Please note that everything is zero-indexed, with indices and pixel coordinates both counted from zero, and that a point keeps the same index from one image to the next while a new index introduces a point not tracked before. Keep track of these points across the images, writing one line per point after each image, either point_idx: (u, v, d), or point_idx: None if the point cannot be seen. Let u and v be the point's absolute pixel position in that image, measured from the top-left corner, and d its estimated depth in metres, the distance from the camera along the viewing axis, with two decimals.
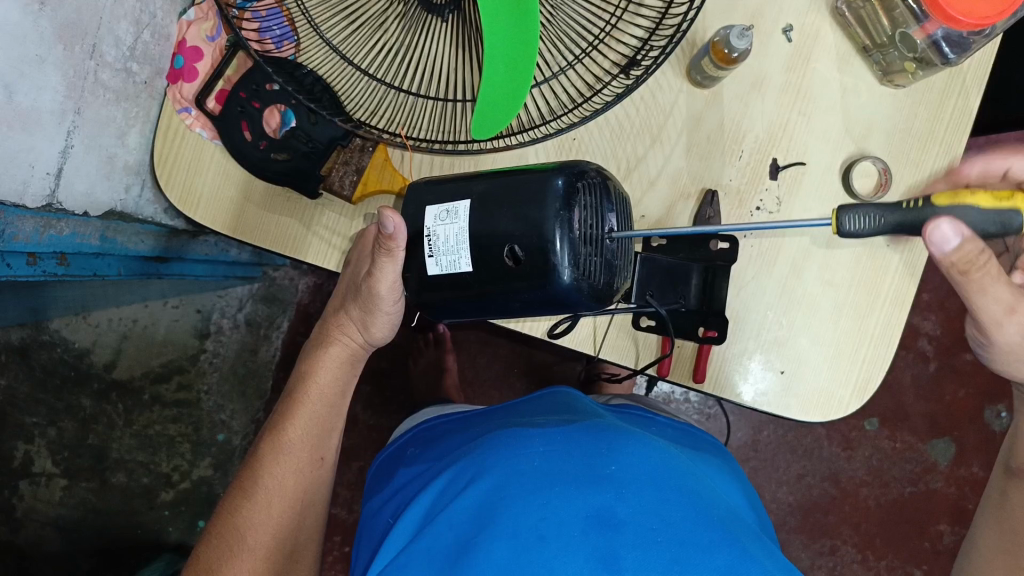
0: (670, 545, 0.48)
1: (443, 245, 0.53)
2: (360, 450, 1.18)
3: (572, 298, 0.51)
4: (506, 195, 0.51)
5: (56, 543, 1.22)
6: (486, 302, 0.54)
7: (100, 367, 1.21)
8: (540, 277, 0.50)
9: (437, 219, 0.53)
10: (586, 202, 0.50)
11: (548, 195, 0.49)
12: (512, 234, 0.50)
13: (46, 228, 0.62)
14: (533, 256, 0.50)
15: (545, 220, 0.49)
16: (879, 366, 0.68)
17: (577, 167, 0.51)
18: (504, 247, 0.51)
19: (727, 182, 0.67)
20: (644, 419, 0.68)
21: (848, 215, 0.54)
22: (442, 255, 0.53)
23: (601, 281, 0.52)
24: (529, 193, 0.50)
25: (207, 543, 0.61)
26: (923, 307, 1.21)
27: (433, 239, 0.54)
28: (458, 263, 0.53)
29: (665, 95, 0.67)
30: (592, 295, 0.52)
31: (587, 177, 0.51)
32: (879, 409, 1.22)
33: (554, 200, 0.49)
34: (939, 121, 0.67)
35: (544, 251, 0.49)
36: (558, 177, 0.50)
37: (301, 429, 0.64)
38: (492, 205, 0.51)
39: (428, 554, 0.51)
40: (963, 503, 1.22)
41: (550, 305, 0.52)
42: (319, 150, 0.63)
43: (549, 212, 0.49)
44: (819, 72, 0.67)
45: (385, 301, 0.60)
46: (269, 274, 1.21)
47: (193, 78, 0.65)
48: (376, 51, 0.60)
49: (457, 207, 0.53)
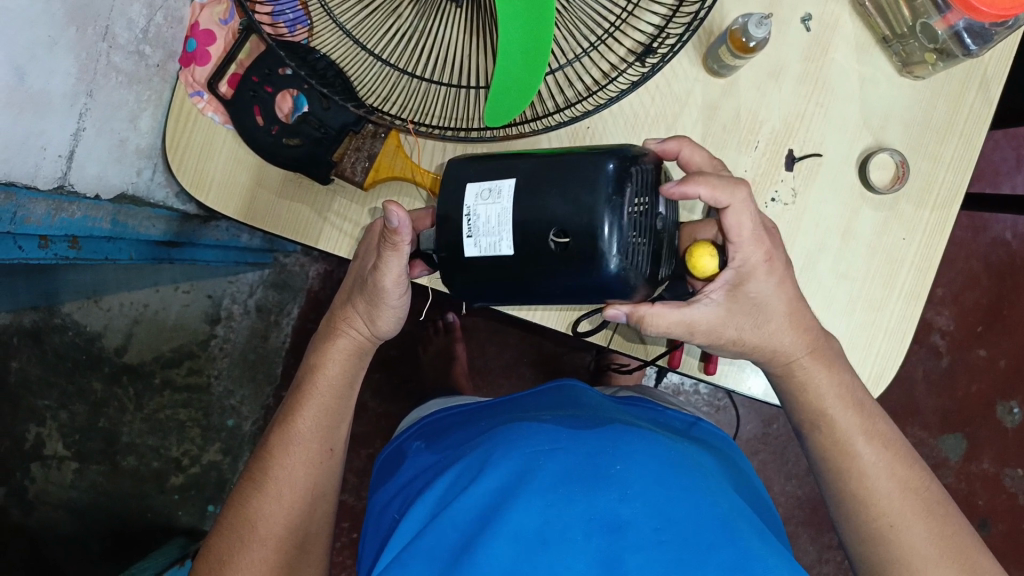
0: (671, 551, 0.47)
1: (483, 225, 0.51)
2: (370, 437, 1.18)
3: (616, 286, 0.50)
4: (553, 175, 0.50)
5: (67, 525, 1.23)
6: (506, 290, 0.53)
7: (111, 351, 1.22)
8: (587, 262, 0.49)
9: (478, 198, 0.52)
10: (639, 186, 0.50)
11: (600, 176, 0.49)
12: (561, 217, 0.49)
13: (57, 211, 0.62)
14: (581, 239, 0.49)
15: (596, 204, 0.48)
16: (893, 359, 0.67)
17: (628, 151, 0.51)
18: (548, 229, 0.50)
19: (742, 172, 0.66)
20: (656, 412, 0.68)
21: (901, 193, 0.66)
22: (482, 235, 0.51)
23: (647, 271, 0.51)
24: (581, 176, 0.49)
25: (219, 532, 0.61)
26: (937, 302, 1.20)
27: (473, 218, 0.52)
28: (499, 245, 0.51)
29: (681, 83, 0.66)
30: (638, 285, 0.51)
31: (640, 162, 0.51)
32: (890, 403, 1.20)
33: (607, 181, 0.49)
34: (958, 114, 0.66)
35: (593, 235, 0.48)
36: (612, 159, 0.49)
37: (310, 420, 0.63)
38: (540, 186, 0.50)
39: (432, 551, 0.50)
40: (973, 498, 1.21)
41: (588, 294, 0.51)
42: (331, 136, 0.63)
43: (601, 196, 0.48)
44: (837, 62, 0.66)
45: (390, 295, 0.59)
46: (280, 261, 1.20)
47: (206, 61, 0.64)
48: (390, 36, 0.59)
49: (502, 185, 0.51)
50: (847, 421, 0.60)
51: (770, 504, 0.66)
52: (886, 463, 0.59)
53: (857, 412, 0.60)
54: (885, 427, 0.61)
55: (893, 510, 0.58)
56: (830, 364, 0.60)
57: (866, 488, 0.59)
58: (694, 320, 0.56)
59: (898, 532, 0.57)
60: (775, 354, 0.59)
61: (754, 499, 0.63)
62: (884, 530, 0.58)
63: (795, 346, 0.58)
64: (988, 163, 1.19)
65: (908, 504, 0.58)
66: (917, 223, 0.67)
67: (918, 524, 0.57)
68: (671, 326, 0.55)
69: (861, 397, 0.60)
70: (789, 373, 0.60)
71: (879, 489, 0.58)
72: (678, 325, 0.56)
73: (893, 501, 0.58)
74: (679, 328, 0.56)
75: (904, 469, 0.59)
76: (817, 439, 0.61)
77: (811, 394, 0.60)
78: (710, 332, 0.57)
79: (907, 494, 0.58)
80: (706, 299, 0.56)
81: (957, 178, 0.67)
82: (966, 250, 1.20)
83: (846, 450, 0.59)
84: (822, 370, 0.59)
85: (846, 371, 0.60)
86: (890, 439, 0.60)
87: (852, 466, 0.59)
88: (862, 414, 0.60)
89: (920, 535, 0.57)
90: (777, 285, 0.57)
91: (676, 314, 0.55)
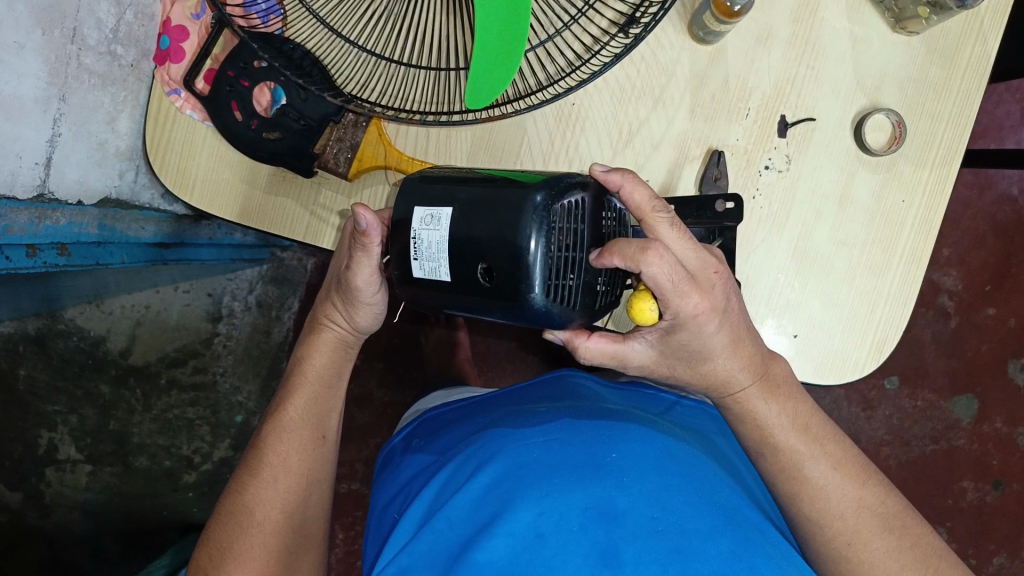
0: (669, 535, 0.47)
1: (426, 250, 0.51)
2: (376, 428, 1.18)
3: (547, 319, 0.50)
4: (488, 203, 0.49)
5: (83, 527, 1.24)
6: (465, 307, 0.53)
7: (116, 354, 1.21)
8: (514, 298, 0.49)
9: (422, 223, 0.51)
10: (564, 219, 0.49)
11: (526, 210, 0.48)
12: (487, 254, 0.49)
13: (41, 219, 0.61)
14: (506, 277, 0.48)
15: (518, 241, 0.47)
16: (895, 327, 0.66)
17: (558, 182, 0.49)
18: (477, 263, 0.49)
19: (734, 142, 0.65)
20: (642, 396, 0.67)
21: (874, 135, 0.65)
22: (425, 259, 0.51)
23: (580, 303, 0.51)
24: (507, 207, 0.48)
25: (217, 521, 0.60)
26: (943, 263, 1.18)
27: (418, 242, 0.51)
28: (439, 271, 0.51)
29: (666, 54, 0.64)
30: (569, 316, 0.51)
31: (570, 193, 0.49)
32: (899, 366, 1.18)
33: (530, 218, 0.47)
34: (955, 69, 0.64)
35: (516, 273, 0.48)
36: (538, 193, 0.48)
37: (301, 408, 0.63)
38: (475, 215, 0.49)
39: (431, 555, 0.49)
40: (986, 459, 1.20)
41: (526, 322, 0.51)
42: (313, 127, 0.61)
43: (523, 232, 0.47)
44: (827, 21, 0.64)
45: (366, 293, 0.58)
46: (277, 255, 1.19)
47: (180, 58, 0.62)
48: (365, 19, 0.57)
49: (442, 213, 0.51)
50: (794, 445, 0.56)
51: (759, 488, 0.63)
52: (838, 483, 0.56)
53: (801, 436, 0.56)
54: (835, 446, 0.57)
55: (850, 529, 0.55)
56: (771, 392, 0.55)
57: (820, 510, 0.56)
58: (628, 355, 0.53)
59: (856, 550, 0.55)
60: (711, 385, 0.55)
61: (744, 480, 0.61)
62: (842, 549, 0.56)
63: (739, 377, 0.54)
64: (992, 120, 1.16)
65: (864, 521, 0.55)
66: (916, 184, 0.65)
67: (876, 540, 0.55)
68: (606, 360, 0.53)
69: (806, 420, 0.56)
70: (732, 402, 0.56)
71: (833, 510, 0.56)
72: (611, 358, 0.53)
73: (847, 521, 0.55)
74: (612, 361, 0.53)
75: (857, 488, 0.56)
76: (765, 464, 0.57)
77: (750, 423, 0.56)
78: (643, 367, 0.55)
79: (862, 513, 0.56)
80: (640, 338, 0.53)
81: (956, 138, 0.65)
82: (973, 208, 1.18)
83: (794, 475, 0.56)
84: (761, 399, 0.55)
85: (789, 397, 0.56)
86: (842, 458, 0.57)
87: (803, 491, 0.56)
88: (807, 439, 0.56)
89: (878, 551, 0.55)
90: (714, 331, 0.51)
91: (609, 348, 0.52)
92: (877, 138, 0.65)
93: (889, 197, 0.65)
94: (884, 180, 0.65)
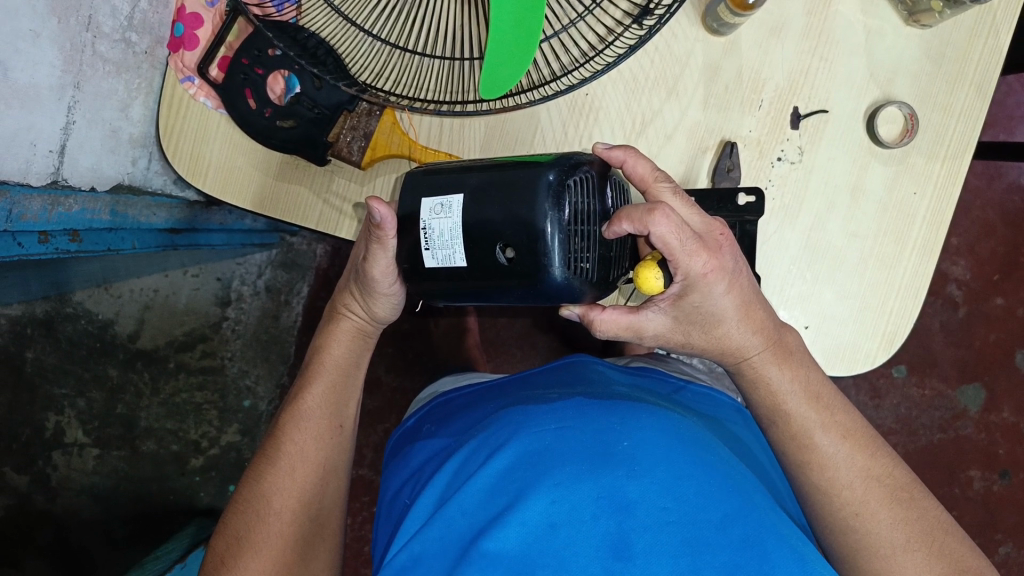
0: (680, 526, 0.47)
1: (438, 239, 0.51)
2: (384, 413, 1.18)
3: (565, 295, 0.50)
4: (499, 186, 0.50)
5: (92, 510, 1.25)
6: (482, 294, 0.53)
7: (124, 338, 1.22)
8: (532, 276, 0.49)
9: (432, 212, 0.51)
10: (577, 196, 0.50)
11: (540, 189, 0.48)
12: (502, 232, 0.49)
13: (54, 206, 0.62)
14: (525, 255, 0.49)
15: (535, 217, 0.48)
16: (907, 317, 0.66)
17: (567, 160, 0.50)
18: (497, 246, 0.50)
19: (747, 133, 0.65)
20: (651, 378, 0.67)
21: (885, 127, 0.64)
22: (438, 248, 0.52)
23: (595, 275, 0.52)
24: (519, 188, 0.49)
25: (232, 510, 0.61)
26: (953, 252, 1.18)
27: (429, 232, 0.52)
28: (453, 258, 0.51)
29: (681, 44, 0.64)
30: (586, 290, 0.51)
31: (579, 170, 0.50)
32: (907, 355, 1.19)
33: (544, 195, 0.48)
34: (969, 60, 0.64)
35: (536, 250, 0.48)
36: (551, 171, 0.49)
37: (317, 397, 0.64)
38: (487, 196, 0.50)
39: (442, 546, 0.50)
40: (993, 448, 1.20)
41: (542, 302, 0.51)
42: (325, 116, 0.61)
43: (540, 208, 0.48)
44: (841, 14, 0.64)
45: (382, 285, 0.58)
46: (287, 240, 1.19)
47: (194, 45, 0.62)
48: (379, 9, 0.57)
49: (452, 201, 0.51)
50: (803, 414, 0.55)
51: (773, 470, 0.64)
52: (846, 454, 0.55)
53: (812, 403, 0.55)
54: (845, 416, 0.56)
55: (857, 499, 0.54)
56: (784, 361, 0.55)
57: (828, 480, 0.55)
58: (643, 326, 0.53)
59: (863, 521, 0.54)
60: (725, 352, 0.55)
61: (755, 464, 0.61)
62: (849, 519, 0.55)
63: (748, 346, 0.54)
64: (1002, 110, 1.16)
65: (872, 492, 0.54)
66: (928, 177, 0.65)
67: (884, 511, 0.54)
68: (620, 332, 0.53)
69: (817, 389, 0.56)
70: (742, 371, 0.56)
71: (841, 478, 0.55)
72: (625, 330, 0.53)
73: (855, 490, 0.54)
74: (626, 333, 0.53)
75: (865, 457, 0.55)
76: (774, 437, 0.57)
77: (762, 389, 0.56)
78: (658, 336, 0.54)
79: (870, 483, 0.55)
80: (655, 308, 0.52)
81: (969, 129, 0.65)
82: (982, 198, 1.18)
83: (803, 442, 0.55)
84: (773, 365, 0.55)
85: (802, 364, 0.56)
86: (851, 428, 0.56)
87: (812, 459, 0.55)
88: (818, 406, 0.56)
89: (885, 522, 0.54)
90: (724, 291, 0.51)
91: (622, 319, 0.52)
92: (890, 128, 0.65)
93: (901, 186, 0.65)
94: (896, 170, 0.65)
